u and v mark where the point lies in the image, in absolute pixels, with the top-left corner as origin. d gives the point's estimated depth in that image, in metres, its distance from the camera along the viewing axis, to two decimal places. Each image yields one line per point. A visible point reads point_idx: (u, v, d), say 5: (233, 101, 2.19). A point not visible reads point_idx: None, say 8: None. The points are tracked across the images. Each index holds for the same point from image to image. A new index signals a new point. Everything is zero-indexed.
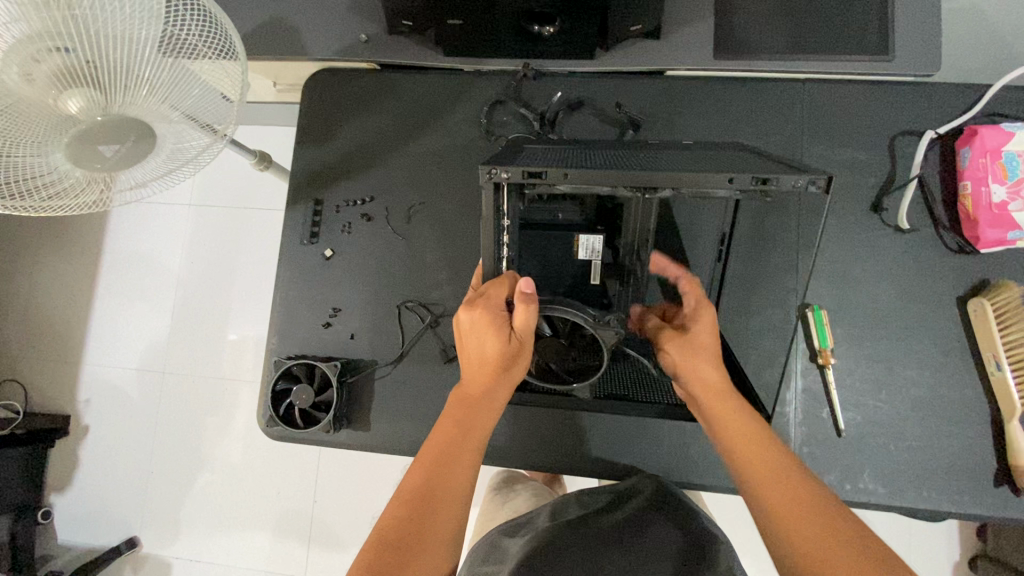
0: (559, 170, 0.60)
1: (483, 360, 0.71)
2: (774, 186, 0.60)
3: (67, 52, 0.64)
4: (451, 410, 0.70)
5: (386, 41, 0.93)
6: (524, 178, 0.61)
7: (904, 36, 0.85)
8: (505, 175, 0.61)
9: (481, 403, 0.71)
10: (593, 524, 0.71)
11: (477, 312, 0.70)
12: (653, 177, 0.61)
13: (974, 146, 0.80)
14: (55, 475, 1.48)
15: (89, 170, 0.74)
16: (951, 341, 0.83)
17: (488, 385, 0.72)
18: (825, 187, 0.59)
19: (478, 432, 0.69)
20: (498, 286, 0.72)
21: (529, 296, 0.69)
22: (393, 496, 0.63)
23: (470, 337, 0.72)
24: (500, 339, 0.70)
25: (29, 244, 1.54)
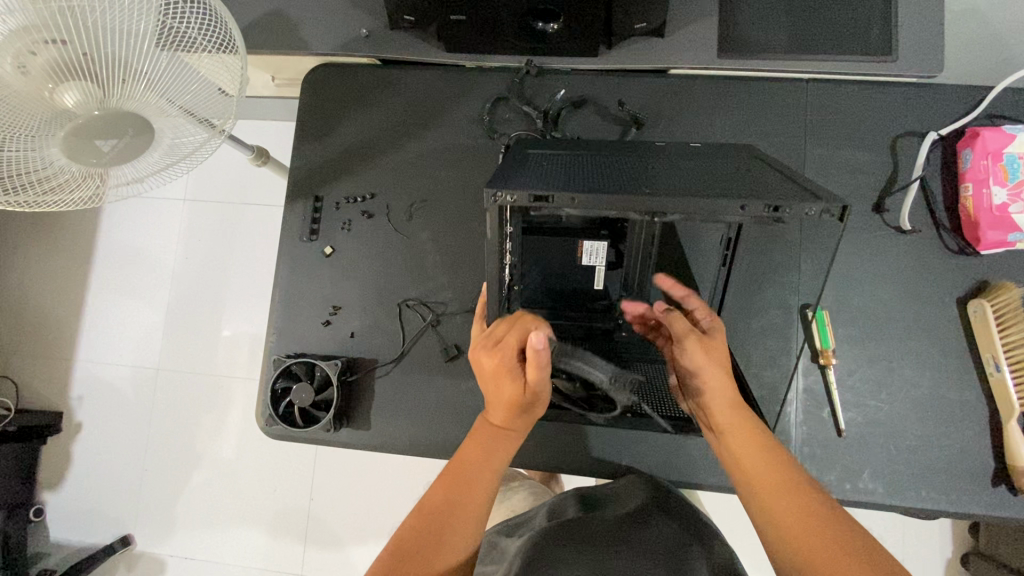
0: (565, 194, 0.57)
1: (500, 402, 0.69)
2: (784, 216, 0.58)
3: (63, 45, 0.63)
4: (469, 444, 0.69)
5: (387, 36, 0.92)
6: (531, 202, 0.58)
7: (907, 37, 0.85)
8: (511, 199, 0.57)
9: (498, 441, 0.70)
10: (592, 519, 0.71)
11: (494, 359, 0.67)
12: (659, 203, 0.57)
13: (975, 148, 0.81)
14: (47, 472, 1.47)
15: (85, 165, 0.73)
16: (951, 342, 0.83)
17: (506, 424, 0.70)
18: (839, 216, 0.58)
19: (494, 465, 0.68)
20: (514, 332, 0.68)
21: (542, 354, 0.65)
22: (411, 513, 0.63)
23: (487, 380, 0.69)
24: (516, 385, 0.68)
25: (21, 239, 1.51)
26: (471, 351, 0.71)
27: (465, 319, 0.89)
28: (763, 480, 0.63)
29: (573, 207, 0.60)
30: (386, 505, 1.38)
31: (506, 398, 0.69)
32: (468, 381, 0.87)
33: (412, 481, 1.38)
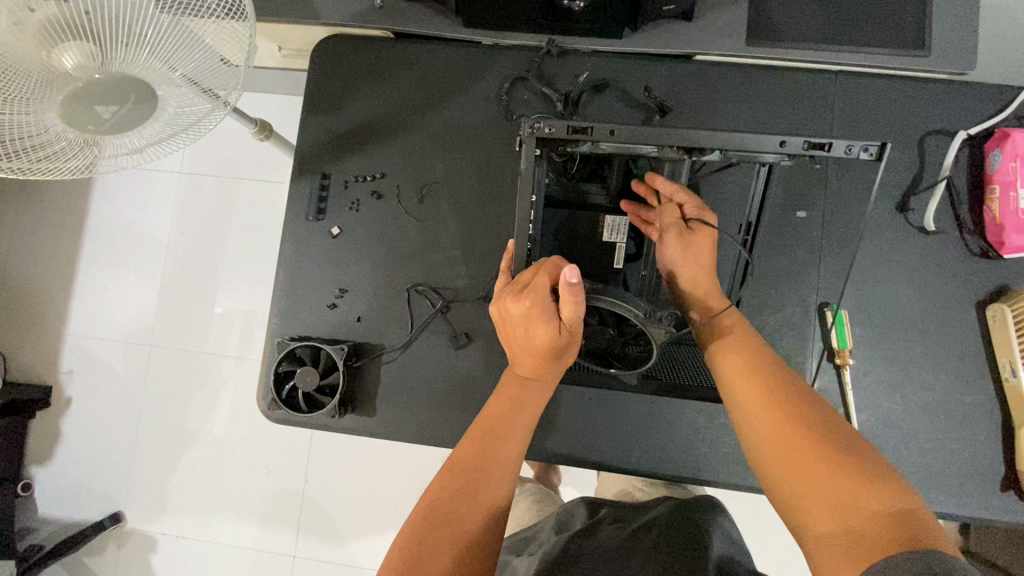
0: (605, 126, 0.67)
1: (532, 349, 0.67)
2: (829, 149, 0.67)
3: (64, 2, 0.59)
4: (500, 393, 0.69)
5: (401, 9, 0.87)
6: (568, 133, 0.68)
7: (942, 29, 0.82)
8: (548, 129, 0.68)
9: (529, 389, 0.69)
10: (598, 533, 0.72)
11: (525, 303, 0.65)
12: (695, 136, 0.68)
13: (1005, 148, 0.79)
14: (36, 446, 1.44)
15: (80, 130, 0.68)
16: (968, 345, 0.82)
17: (536, 372, 0.68)
18: (878, 153, 0.67)
19: (527, 413, 0.68)
20: (543, 273, 0.67)
21: (576, 288, 0.63)
22: (443, 467, 0.64)
23: (517, 327, 0.67)
24: (549, 328, 0.65)
25: (9, 207, 1.46)
26: (497, 301, 0.69)
27: (476, 306, 0.86)
28: (770, 433, 0.58)
29: (609, 148, 0.70)
30: (383, 489, 1.37)
31: (538, 344, 0.66)
32: (478, 370, 0.85)
33: (409, 466, 1.37)
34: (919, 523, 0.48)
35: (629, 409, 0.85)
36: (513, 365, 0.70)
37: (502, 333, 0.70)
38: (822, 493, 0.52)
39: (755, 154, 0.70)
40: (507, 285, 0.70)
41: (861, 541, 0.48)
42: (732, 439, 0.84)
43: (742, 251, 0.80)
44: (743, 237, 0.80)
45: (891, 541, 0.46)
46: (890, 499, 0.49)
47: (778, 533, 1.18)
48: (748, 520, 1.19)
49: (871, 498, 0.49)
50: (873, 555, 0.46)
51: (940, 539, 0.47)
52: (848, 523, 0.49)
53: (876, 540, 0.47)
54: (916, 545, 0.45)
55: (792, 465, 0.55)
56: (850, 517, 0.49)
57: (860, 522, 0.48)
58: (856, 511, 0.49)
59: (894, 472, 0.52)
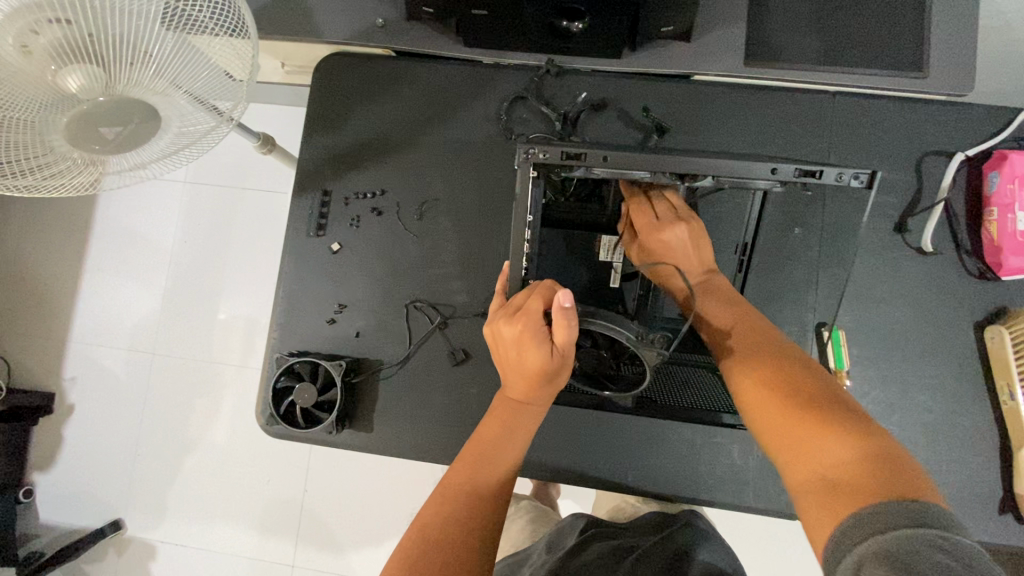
0: (598, 153, 0.67)
1: (524, 372, 0.67)
2: (819, 178, 0.66)
3: (68, 24, 0.60)
4: (493, 416, 0.69)
5: (403, 27, 0.88)
6: (562, 159, 0.68)
7: (940, 51, 0.83)
8: (543, 155, 0.68)
9: (522, 412, 0.69)
10: (587, 548, 0.73)
11: (517, 327, 0.65)
12: (690, 162, 0.68)
13: (1003, 170, 0.79)
14: (38, 453, 1.45)
15: (87, 150, 0.69)
16: (966, 367, 0.82)
17: (529, 396, 0.68)
18: (868, 181, 0.67)
19: (519, 436, 0.68)
20: (536, 296, 0.66)
21: (569, 312, 0.62)
22: (436, 487, 0.65)
23: (509, 351, 0.67)
24: (541, 352, 0.65)
25: (15, 215, 1.47)
26: (492, 323, 0.69)
27: (474, 323, 0.87)
28: (753, 394, 0.61)
29: (603, 172, 0.71)
30: (381, 500, 1.37)
31: (531, 368, 0.66)
32: (475, 386, 0.86)
33: (407, 478, 1.37)
34: (894, 462, 0.48)
35: (625, 428, 0.85)
36: (507, 388, 0.70)
37: (495, 355, 0.70)
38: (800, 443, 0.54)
39: (748, 180, 0.70)
40: (501, 307, 0.70)
41: (839, 486, 0.48)
42: (728, 459, 0.84)
43: (738, 272, 0.81)
44: (738, 258, 0.81)
45: (866, 484, 0.47)
46: (862, 442, 0.50)
47: (776, 551, 1.17)
48: (746, 537, 1.19)
49: (844, 442, 0.51)
50: (849, 498, 0.47)
51: (918, 479, 0.46)
52: (825, 470, 0.50)
53: (852, 484, 0.47)
54: (889, 485, 0.45)
55: (774, 421, 0.57)
56: (826, 465, 0.50)
57: (836, 468, 0.50)
58: (831, 460, 0.50)
59: (871, 420, 0.53)
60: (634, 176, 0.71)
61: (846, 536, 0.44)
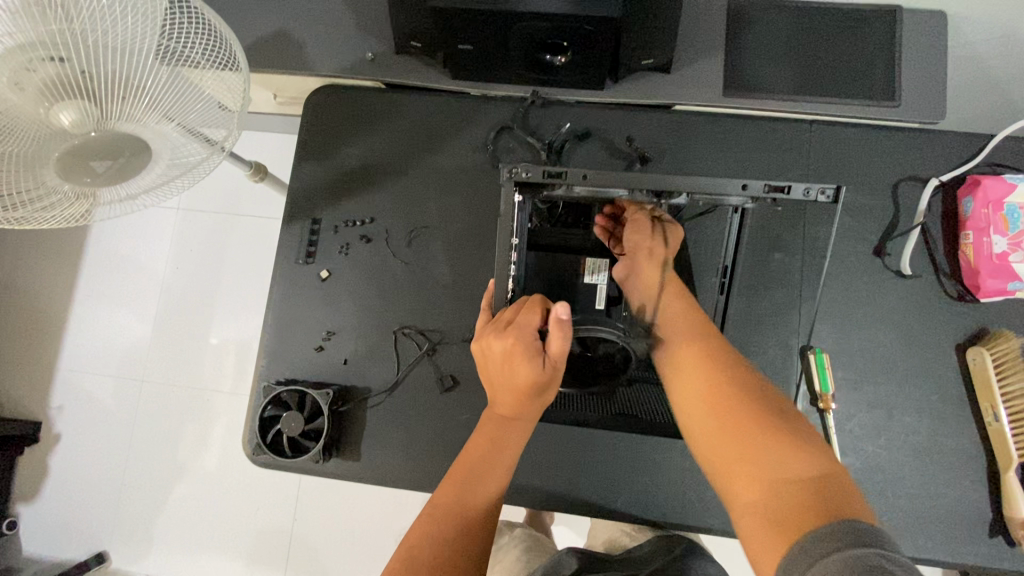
0: (578, 170, 0.70)
1: (514, 388, 0.68)
2: (788, 193, 0.69)
3: (62, 62, 0.62)
4: (480, 432, 0.69)
5: (392, 60, 0.91)
6: (543, 177, 0.70)
7: (911, 81, 0.85)
8: (525, 173, 0.70)
9: (510, 428, 0.69)
10: None
11: (508, 341, 0.66)
12: (664, 180, 0.71)
13: (976, 195, 0.81)
14: (23, 484, 1.42)
15: (77, 184, 0.71)
16: (950, 388, 0.83)
17: (518, 412, 0.69)
18: (833, 197, 0.70)
19: (509, 451, 0.69)
20: (527, 311, 0.68)
21: (565, 323, 0.65)
22: (425, 508, 0.64)
23: (499, 365, 0.68)
24: (533, 366, 0.66)
25: (7, 244, 1.48)
26: (481, 338, 0.70)
27: (462, 348, 0.87)
28: (707, 409, 0.65)
29: (583, 189, 0.73)
30: (372, 530, 1.35)
31: (522, 382, 0.67)
32: (463, 413, 0.86)
33: (399, 504, 1.35)
34: (839, 486, 0.53)
35: (616, 453, 0.85)
36: (495, 404, 0.70)
37: (483, 371, 0.71)
38: (755, 462, 0.58)
39: (721, 196, 0.73)
40: (490, 323, 0.71)
41: (787, 506, 0.53)
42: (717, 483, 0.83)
43: (719, 294, 0.81)
44: (720, 280, 0.82)
45: (813, 505, 0.51)
46: (813, 464, 0.55)
47: None
48: (742, 565, 1.17)
49: (797, 465, 0.56)
50: (793, 522, 0.51)
51: (857, 502, 0.52)
52: (775, 489, 0.55)
53: (800, 506, 0.52)
54: (835, 507, 0.51)
55: (730, 440, 0.61)
56: (777, 484, 0.55)
57: (786, 488, 0.54)
58: (783, 479, 0.55)
59: (817, 440, 0.59)
60: (613, 193, 0.74)
61: (798, 557, 0.48)
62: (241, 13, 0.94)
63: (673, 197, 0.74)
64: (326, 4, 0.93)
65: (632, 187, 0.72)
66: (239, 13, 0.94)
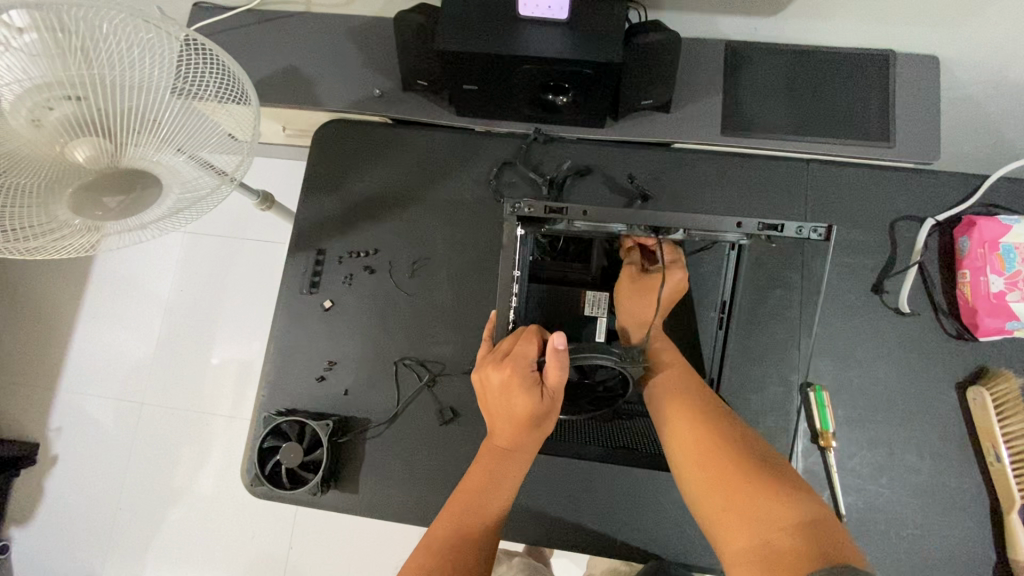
0: (578, 207, 0.72)
1: (512, 419, 0.67)
2: (780, 231, 0.71)
3: (80, 100, 0.64)
4: (478, 464, 0.69)
5: (398, 97, 0.94)
6: (545, 213, 0.72)
7: (906, 122, 0.87)
8: (528, 210, 0.71)
9: (508, 461, 0.69)
10: None
11: (505, 371, 0.67)
12: (662, 217, 0.72)
13: (972, 235, 0.82)
14: (18, 507, 1.41)
15: (90, 218, 0.71)
16: (951, 427, 0.82)
17: (515, 443, 0.69)
18: (825, 235, 0.71)
19: (507, 483, 0.68)
20: (524, 343, 0.69)
21: (562, 353, 0.65)
22: (421, 541, 0.64)
23: (497, 395, 0.68)
24: (530, 397, 0.66)
25: (15, 266, 1.49)
26: (479, 368, 0.70)
27: (462, 380, 0.88)
28: (696, 455, 0.64)
29: (582, 224, 0.75)
30: (368, 560, 1.33)
31: (520, 411, 0.67)
32: (462, 445, 0.86)
33: (396, 533, 1.34)
34: (830, 528, 0.52)
35: (615, 486, 0.84)
36: (492, 436, 0.70)
37: (480, 400, 0.71)
38: (744, 506, 0.57)
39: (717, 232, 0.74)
40: (489, 353, 0.72)
41: (778, 554, 0.51)
42: None
43: (718, 329, 0.82)
44: (717, 315, 0.82)
45: (806, 551, 0.50)
46: (802, 508, 0.54)
47: None
48: None
49: (784, 506, 0.55)
50: (788, 564, 0.50)
51: (849, 546, 0.51)
52: (764, 535, 0.54)
53: (793, 554, 0.50)
54: (825, 550, 0.50)
55: (720, 490, 0.60)
56: (768, 530, 0.54)
57: (778, 535, 0.53)
58: (772, 523, 0.54)
59: (809, 487, 0.58)
60: (612, 228, 0.76)
61: None
62: (254, 51, 0.97)
63: (671, 233, 0.76)
64: (335, 43, 0.96)
65: (629, 224, 0.73)
66: (252, 51, 0.97)
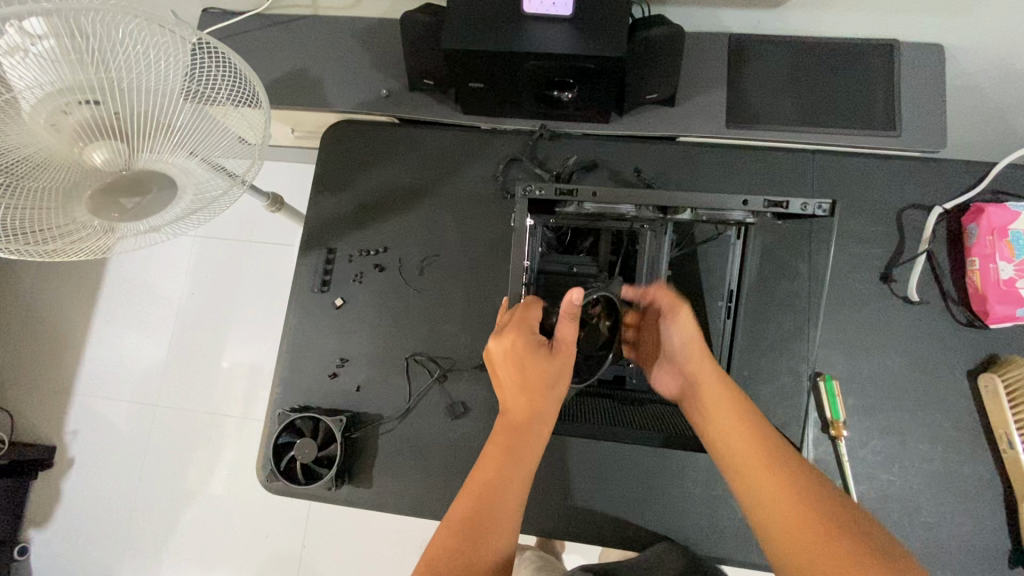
0: (587, 188, 0.73)
1: (522, 385, 0.66)
2: (786, 207, 0.72)
3: (97, 105, 0.65)
4: (492, 444, 0.65)
5: (405, 96, 0.95)
6: (555, 195, 0.73)
7: (912, 110, 0.87)
8: (539, 191, 0.73)
9: (527, 431, 0.65)
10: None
11: (507, 338, 0.67)
12: (670, 197, 0.74)
13: (980, 223, 0.82)
14: (36, 509, 1.44)
15: (105, 219, 0.73)
16: (962, 415, 0.82)
17: (531, 411, 0.66)
18: (831, 211, 0.71)
19: (527, 457, 0.64)
20: (523, 310, 0.70)
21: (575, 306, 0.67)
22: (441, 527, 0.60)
23: (504, 366, 0.67)
24: (539, 357, 0.66)
25: (30, 270, 1.52)
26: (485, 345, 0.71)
27: (473, 374, 0.89)
28: (751, 462, 0.57)
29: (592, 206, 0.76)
30: (381, 558, 1.34)
31: (533, 375, 0.66)
32: (474, 439, 0.87)
33: (408, 531, 1.34)
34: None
35: (626, 475, 0.85)
36: (505, 412, 0.67)
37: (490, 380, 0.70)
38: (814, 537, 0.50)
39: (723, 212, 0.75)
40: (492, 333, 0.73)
41: None
42: (729, 512, 0.83)
43: (727, 319, 0.82)
44: (726, 304, 0.82)
45: None
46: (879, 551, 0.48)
47: None
48: None
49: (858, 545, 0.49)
50: None
51: None
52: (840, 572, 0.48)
53: None
54: None
55: (774, 499, 0.54)
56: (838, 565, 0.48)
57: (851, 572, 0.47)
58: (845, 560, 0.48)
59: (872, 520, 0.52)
60: (619, 211, 0.77)
61: None
62: (262, 54, 0.99)
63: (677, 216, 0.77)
64: (343, 44, 0.97)
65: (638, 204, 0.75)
66: (261, 54, 0.99)
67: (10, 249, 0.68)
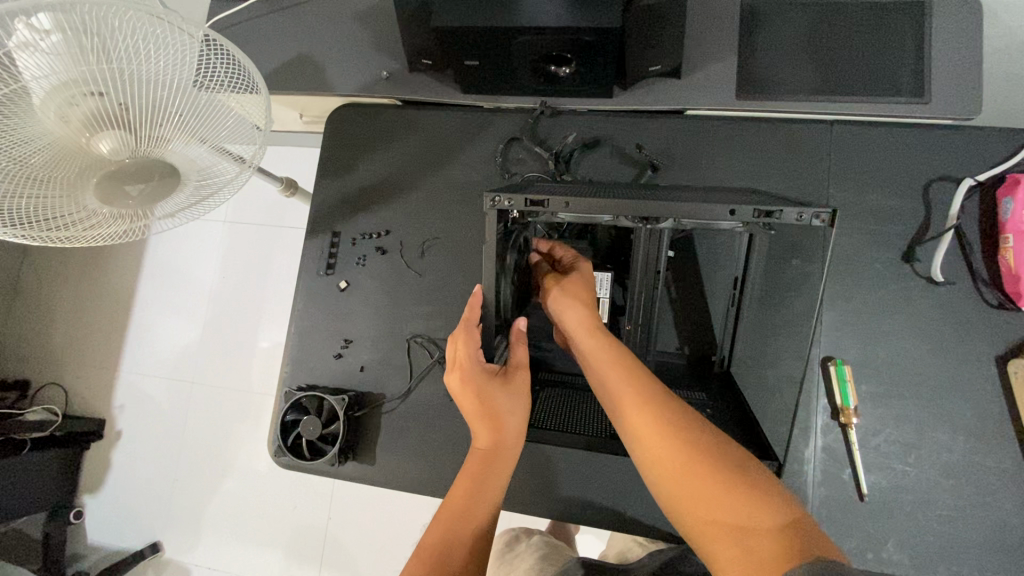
0: (559, 200, 0.63)
1: (483, 414, 0.70)
2: (777, 218, 0.61)
3: (101, 96, 0.66)
4: (466, 473, 0.68)
5: (405, 77, 0.94)
6: (526, 206, 0.64)
7: (943, 73, 0.80)
8: (508, 203, 0.64)
9: (494, 459, 0.68)
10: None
11: (459, 368, 0.71)
12: (652, 207, 0.63)
13: (1016, 196, 0.75)
14: (87, 477, 1.55)
15: (120, 207, 0.75)
16: (988, 404, 0.77)
17: (496, 438, 0.69)
18: (829, 222, 0.60)
19: (493, 486, 0.67)
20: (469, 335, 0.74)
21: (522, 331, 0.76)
22: (412, 556, 0.61)
23: (464, 400, 0.71)
24: (494, 384, 0.71)
25: (73, 256, 1.61)
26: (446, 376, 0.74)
27: None
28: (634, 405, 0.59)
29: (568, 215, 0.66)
30: (399, 534, 1.38)
31: (494, 406, 0.70)
32: None
33: (425, 509, 1.38)
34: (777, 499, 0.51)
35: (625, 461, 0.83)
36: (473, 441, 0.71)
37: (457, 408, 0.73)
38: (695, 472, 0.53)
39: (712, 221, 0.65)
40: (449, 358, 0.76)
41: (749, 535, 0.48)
42: None
43: (730, 304, 0.84)
44: (731, 292, 0.83)
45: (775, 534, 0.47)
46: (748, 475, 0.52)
47: None
48: None
49: (731, 473, 0.53)
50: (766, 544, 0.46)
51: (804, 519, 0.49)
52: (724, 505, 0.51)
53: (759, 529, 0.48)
54: (789, 525, 0.48)
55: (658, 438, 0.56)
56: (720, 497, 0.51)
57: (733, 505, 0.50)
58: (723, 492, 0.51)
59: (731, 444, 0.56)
60: (599, 219, 0.68)
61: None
62: (267, 40, 1.00)
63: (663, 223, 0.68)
64: (343, 27, 0.97)
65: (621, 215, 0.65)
66: (266, 40, 1.00)
67: (35, 237, 0.73)
